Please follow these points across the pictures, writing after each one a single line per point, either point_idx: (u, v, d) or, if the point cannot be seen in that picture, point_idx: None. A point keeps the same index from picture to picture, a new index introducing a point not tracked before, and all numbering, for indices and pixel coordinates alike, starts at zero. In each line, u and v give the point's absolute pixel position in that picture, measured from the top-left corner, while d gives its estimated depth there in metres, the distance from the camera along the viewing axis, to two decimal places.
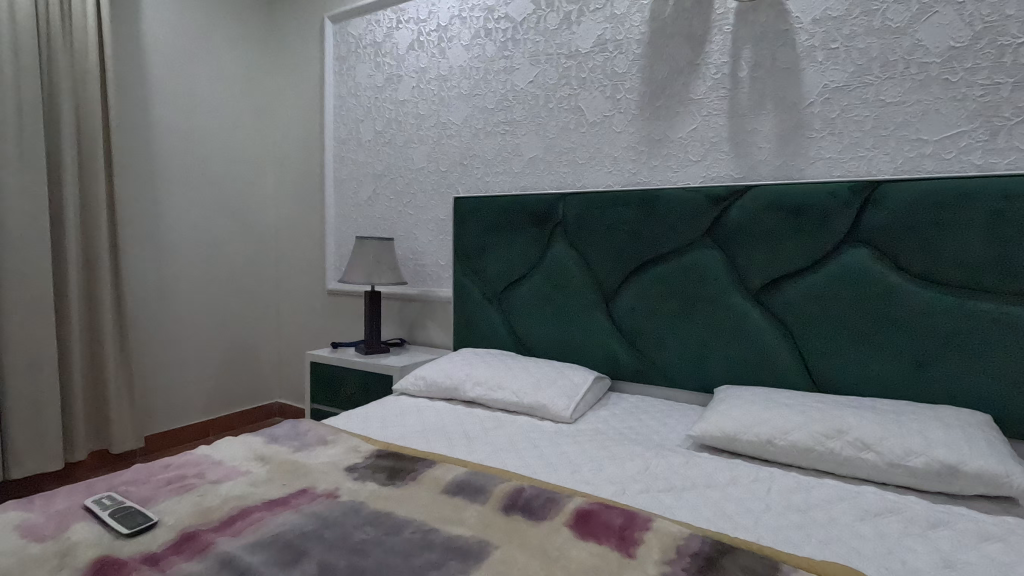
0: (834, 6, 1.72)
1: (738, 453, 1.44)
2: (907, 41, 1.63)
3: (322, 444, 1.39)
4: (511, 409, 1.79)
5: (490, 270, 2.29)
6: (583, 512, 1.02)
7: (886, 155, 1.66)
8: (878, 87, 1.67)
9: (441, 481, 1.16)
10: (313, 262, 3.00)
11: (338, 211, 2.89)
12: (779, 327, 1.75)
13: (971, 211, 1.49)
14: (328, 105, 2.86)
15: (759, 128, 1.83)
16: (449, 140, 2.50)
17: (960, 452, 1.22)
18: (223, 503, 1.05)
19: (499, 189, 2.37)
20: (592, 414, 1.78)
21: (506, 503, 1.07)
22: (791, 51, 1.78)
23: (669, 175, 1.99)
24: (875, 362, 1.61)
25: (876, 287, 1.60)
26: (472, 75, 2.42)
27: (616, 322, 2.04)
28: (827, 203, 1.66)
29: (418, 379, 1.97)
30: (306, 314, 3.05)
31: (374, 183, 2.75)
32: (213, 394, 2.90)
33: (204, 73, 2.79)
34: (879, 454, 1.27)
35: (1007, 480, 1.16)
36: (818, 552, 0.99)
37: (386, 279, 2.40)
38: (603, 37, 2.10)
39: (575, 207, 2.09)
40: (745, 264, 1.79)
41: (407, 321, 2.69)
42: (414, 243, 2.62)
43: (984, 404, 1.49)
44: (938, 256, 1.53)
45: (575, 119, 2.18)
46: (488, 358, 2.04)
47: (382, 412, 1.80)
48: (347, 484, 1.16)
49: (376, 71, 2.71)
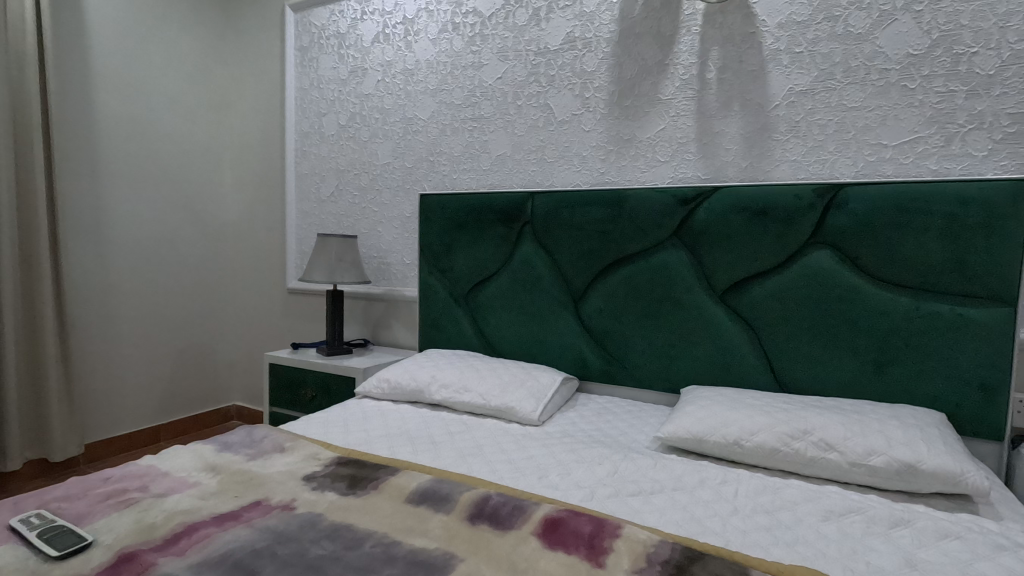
0: (799, 11, 1.74)
1: (705, 454, 1.44)
2: (868, 47, 1.66)
3: (278, 451, 1.32)
4: (478, 412, 1.75)
5: (457, 269, 2.24)
6: (551, 519, 0.99)
7: (848, 159, 1.69)
8: (841, 92, 1.69)
9: (405, 489, 1.11)
10: (273, 261, 2.89)
11: (300, 207, 2.79)
12: (744, 328, 1.76)
13: (928, 214, 1.53)
14: (289, 98, 2.76)
15: (726, 129, 1.85)
16: (415, 135, 2.44)
17: (918, 451, 1.24)
18: (167, 519, 0.97)
19: (466, 187, 2.33)
20: (560, 416, 1.76)
21: (471, 512, 1.03)
22: (757, 54, 1.80)
23: (638, 176, 1.99)
24: (837, 362, 1.64)
25: (839, 288, 1.62)
26: (439, 70, 2.37)
27: (583, 322, 2.02)
28: (792, 205, 1.68)
29: (382, 381, 1.91)
30: (265, 313, 2.94)
31: (338, 178, 2.66)
32: (164, 397, 2.76)
33: (154, 60, 2.65)
34: (842, 454, 1.29)
35: (963, 477, 1.19)
36: (784, 554, 0.99)
37: (349, 277, 2.33)
38: (572, 35, 2.08)
39: (543, 206, 2.06)
40: (712, 265, 1.79)
41: (372, 321, 2.62)
42: (379, 241, 2.55)
43: (939, 403, 1.53)
44: (898, 258, 1.56)
45: (544, 116, 2.15)
46: (455, 359, 1.99)
47: (344, 416, 1.73)
48: (305, 494, 1.10)
49: (339, 64, 2.62)
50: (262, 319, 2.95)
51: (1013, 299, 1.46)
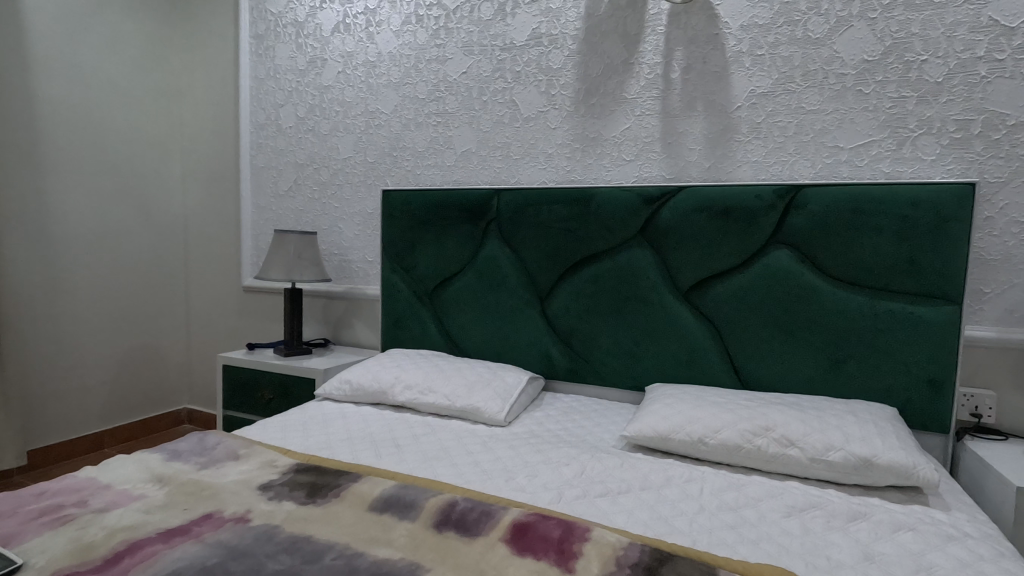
0: (760, 15, 1.77)
1: (670, 452, 1.45)
2: (826, 52, 1.70)
3: (232, 459, 1.26)
4: (443, 413, 1.72)
5: (421, 267, 2.20)
6: (520, 524, 0.98)
7: (806, 161, 1.74)
8: (801, 95, 1.73)
9: (368, 497, 1.07)
10: (227, 257, 2.77)
11: (255, 201, 2.68)
12: (707, 326, 1.79)
13: (883, 216, 1.58)
14: (243, 88, 2.65)
15: (690, 129, 1.86)
16: (378, 129, 2.38)
17: (874, 446, 1.28)
18: (108, 536, 0.91)
19: (430, 183, 2.29)
20: (526, 416, 1.75)
21: (438, 519, 1.00)
22: (720, 56, 1.82)
23: (603, 175, 1.99)
24: (796, 360, 1.68)
25: (798, 287, 1.66)
26: (402, 63, 2.31)
27: (549, 321, 2.01)
28: (753, 205, 1.70)
29: (343, 383, 1.86)
30: (219, 312, 2.82)
31: (296, 173, 2.57)
32: (111, 401, 2.61)
33: (95, 43, 2.48)
34: (802, 450, 1.32)
35: (915, 471, 1.23)
36: (750, 552, 1.00)
37: (308, 275, 2.25)
38: (538, 31, 2.06)
39: (509, 204, 2.03)
40: (676, 264, 1.81)
41: (332, 320, 2.55)
42: (340, 238, 2.48)
43: (892, 398, 1.59)
44: (854, 258, 1.61)
45: (510, 113, 2.13)
46: (419, 359, 1.95)
47: (303, 419, 1.67)
48: (260, 504, 1.05)
49: (297, 53, 2.53)
50: (215, 318, 2.84)
51: (960, 298, 1.52)
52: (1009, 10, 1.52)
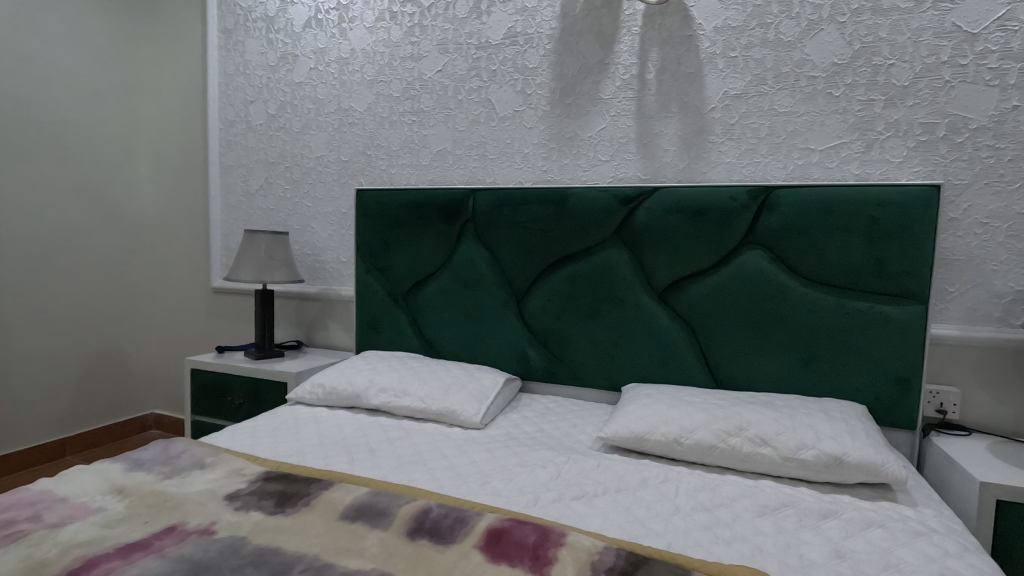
0: (733, 17, 1.78)
1: (646, 453, 1.45)
2: (797, 54, 1.72)
3: (198, 468, 1.22)
4: (418, 417, 1.69)
5: (397, 268, 2.16)
6: (494, 530, 0.96)
7: (779, 162, 1.76)
8: (773, 97, 1.75)
9: (339, 505, 1.05)
10: (195, 257, 2.70)
11: (225, 200, 2.62)
12: (683, 326, 1.80)
13: (853, 218, 1.60)
14: (211, 83, 2.58)
15: (664, 130, 1.87)
16: (351, 127, 2.33)
17: (844, 444, 1.30)
18: (62, 553, 0.87)
19: (405, 182, 2.26)
20: (502, 418, 1.73)
21: (411, 527, 0.98)
22: (694, 57, 1.83)
23: (579, 175, 1.99)
24: (769, 359, 1.70)
25: (771, 287, 1.68)
26: (376, 60, 2.27)
27: (526, 322, 2.00)
28: (727, 206, 1.72)
29: (316, 386, 1.82)
30: (187, 314, 2.75)
31: (267, 171, 2.51)
32: (70, 407, 2.51)
33: (54, 33, 2.39)
34: (775, 448, 1.33)
35: (884, 468, 1.25)
36: (724, 553, 1.00)
37: (279, 277, 2.20)
38: (513, 30, 2.05)
39: (485, 204, 2.01)
40: (652, 265, 1.81)
41: (305, 322, 2.49)
42: (313, 238, 2.43)
43: (861, 396, 1.62)
44: (824, 259, 1.63)
45: (485, 112, 2.11)
46: (394, 361, 1.92)
47: (274, 424, 1.63)
48: (226, 515, 1.01)
49: (268, 49, 2.47)
50: (183, 320, 2.76)
51: (926, 297, 1.56)
52: (972, 17, 1.55)
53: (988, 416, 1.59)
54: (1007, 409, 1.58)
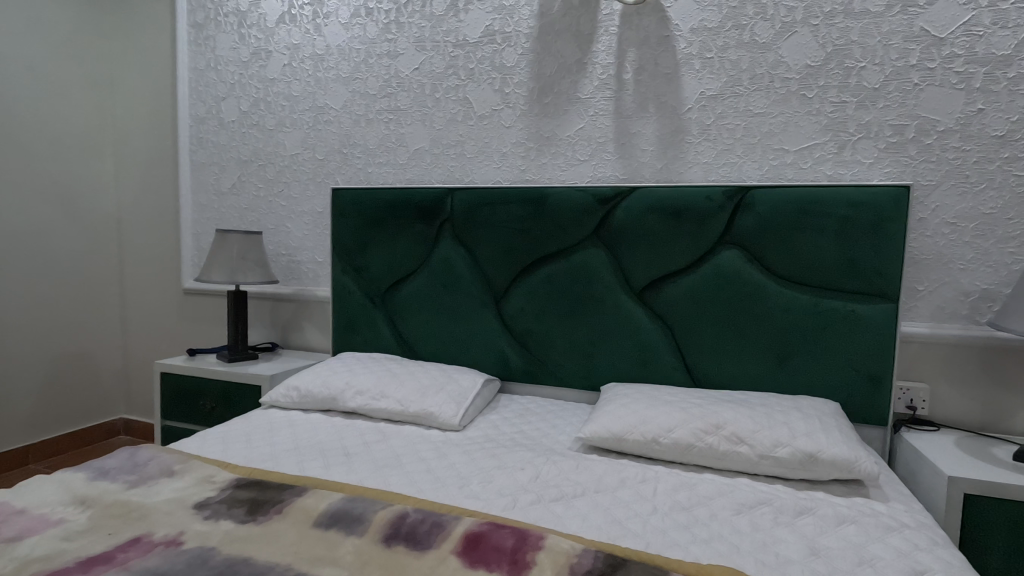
0: (709, 18, 1.79)
1: (625, 453, 1.45)
2: (771, 56, 1.74)
3: (166, 475, 1.18)
4: (395, 419, 1.67)
5: (374, 268, 2.13)
6: (472, 535, 0.95)
7: (754, 163, 1.78)
8: (748, 98, 1.77)
9: (313, 512, 1.02)
10: (165, 258, 2.63)
11: (196, 199, 2.55)
12: (661, 326, 1.80)
13: (826, 218, 1.63)
14: (181, 79, 2.51)
15: (642, 131, 1.88)
16: (327, 125, 2.29)
17: (819, 441, 1.32)
18: (18, 569, 0.83)
19: (382, 182, 2.23)
20: (481, 419, 1.72)
21: (387, 533, 0.96)
22: (671, 58, 1.84)
23: (558, 174, 1.98)
24: (745, 358, 1.72)
25: (747, 287, 1.70)
26: (352, 57, 2.24)
27: (504, 322, 1.99)
28: (703, 206, 1.73)
29: (291, 390, 1.78)
30: (157, 316, 2.68)
31: (240, 169, 2.46)
32: (37, 413, 2.43)
33: (15, 25, 2.29)
34: (751, 446, 1.34)
35: (856, 464, 1.27)
36: (702, 553, 1.01)
37: (253, 277, 2.15)
38: (491, 28, 2.04)
39: (463, 203, 1.99)
40: (631, 264, 1.82)
41: (280, 323, 2.45)
42: (288, 238, 2.39)
43: (835, 393, 1.64)
44: (799, 258, 1.66)
45: (463, 111, 2.09)
46: (371, 363, 1.89)
47: (247, 428, 1.59)
48: (195, 525, 0.98)
49: (240, 44, 2.42)
50: (153, 323, 2.69)
51: (897, 296, 1.59)
52: (939, 21, 1.59)
53: (955, 412, 1.63)
54: (974, 404, 1.62)
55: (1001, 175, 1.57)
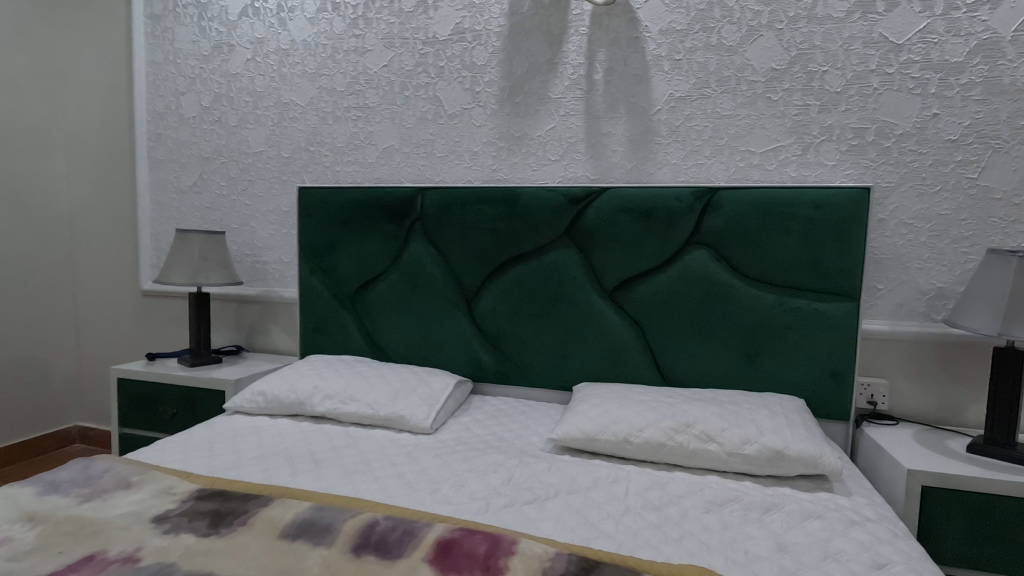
0: (678, 20, 1.81)
1: (597, 453, 1.46)
2: (738, 59, 1.77)
3: (122, 487, 1.13)
4: (365, 423, 1.64)
5: (343, 269, 2.09)
6: (444, 541, 0.93)
7: (722, 164, 1.80)
8: (716, 100, 1.79)
9: (279, 523, 0.99)
10: (122, 258, 2.53)
11: (154, 197, 2.46)
12: (632, 325, 1.82)
13: (790, 219, 1.66)
14: (137, 73, 2.41)
15: (612, 131, 1.89)
16: (292, 122, 2.24)
17: (785, 438, 1.35)
18: None
19: (350, 180, 2.18)
20: (453, 421, 1.70)
21: (356, 543, 0.94)
22: (641, 59, 1.85)
23: (529, 174, 1.97)
24: (714, 356, 1.74)
25: (716, 286, 1.72)
26: (318, 53, 2.18)
27: (476, 322, 1.97)
28: (673, 206, 1.75)
29: (256, 395, 1.73)
30: (114, 319, 2.57)
31: (201, 167, 2.38)
32: None
33: None
34: (721, 444, 1.36)
35: (821, 460, 1.30)
36: (673, 552, 1.01)
37: (215, 279, 2.08)
38: (461, 26, 2.01)
39: (433, 202, 1.97)
40: (602, 264, 1.82)
41: (245, 325, 2.38)
42: (252, 238, 2.32)
43: (799, 390, 1.68)
44: (765, 258, 1.69)
45: (433, 109, 2.06)
46: (340, 366, 1.85)
47: (210, 436, 1.54)
48: (153, 540, 0.94)
49: (200, 37, 2.33)
50: (109, 326, 2.58)
51: (857, 294, 1.63)
52: (897, 28, 1.64)
53: (913, 406, 1.69)
54: (930, 398, 1.68)
55: (954, 177, 1.63)
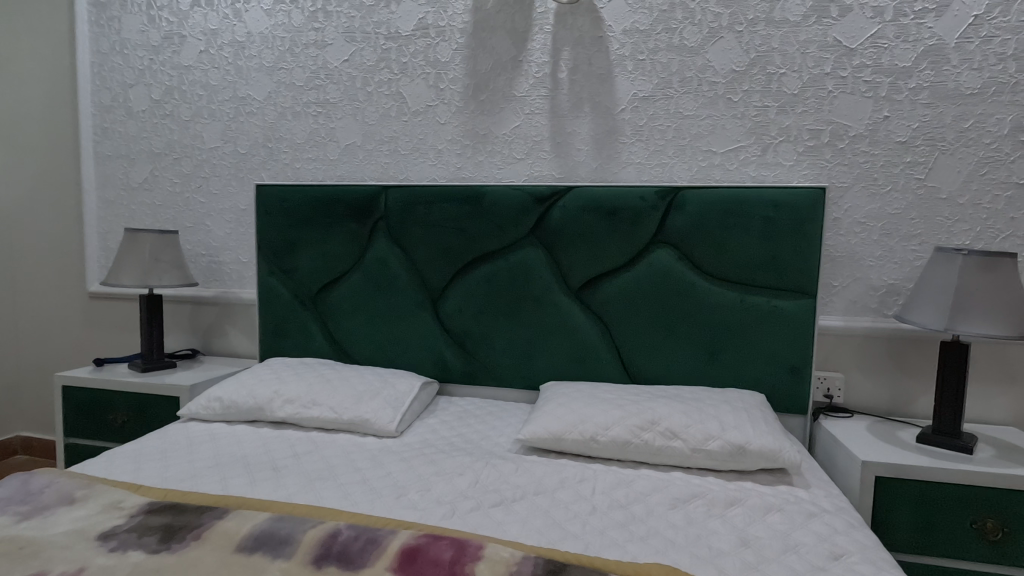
0: (641, 20, 1.82)
1: (564, 452, 1.46)
2: (699, 60, 1.79)
3: (65, 504, 1.06)
4: (328, 428, 1.60)
5: (304, 269, 2.03)
6: (408, 549, 0.91)
7: (684, 164, 1.83)
8: (678, 100, 1.81)
9: (235, 536, 0.95)
10: (66, 259, 2.39)
11: (101, 195, 2.34)
12: (598, 323, 1.83)
13: (750, 218, 1.70)
14: (81, 62, 2.29)
15: (577, 130, 1.89)
16: (249, 117, 2.16)
17: (747, 433, 1.38)
18: None
19: (311, 178, 2.12)
20: (419, 424, 1.68)
21: (317, 554, 0.91)
22: (605, 58, 1.85)
23: (494, 172, 1.96)
24: (678, 354, 1.77)
25: (679, 284, 1.75)
26: (275, 46, 2.11)
27: (442, 323, 1.95)
28: (637, 205, 1.76)
29: (213, 400, 1.66)
30: (56, 322, 2.44)
31: (152, 163, 2.27)
32: None
33: None
34: (684, 441, 1.38)
35: (781, 454, 1.33)
36: (639, 551, 1.02)
37: (167, 280, 1.99)
38: (424, 21, 1.98)
39: (397, 201, 1.93)
40: (568, 263, 1.82)
41: (201, 328, 2.29)
42: (207, 237, 2.23)
43: (760, 385, 1.72)
44: (726, 257, 1.72)
45: (396, 106, 2.02)
46: (302, 369, 1.80)
47: (162, 445, 1.47)
48: (98, 559, 0.89)
49: (149, 27, 2.23)
50: (51, 330, 2.45)
51: (814, 291, 1.68)
52: (850, 33, 1.69)
53: (866, 399, 1.76)
54: (882, 391, 1.75)
55: (903, 178, 1.69)
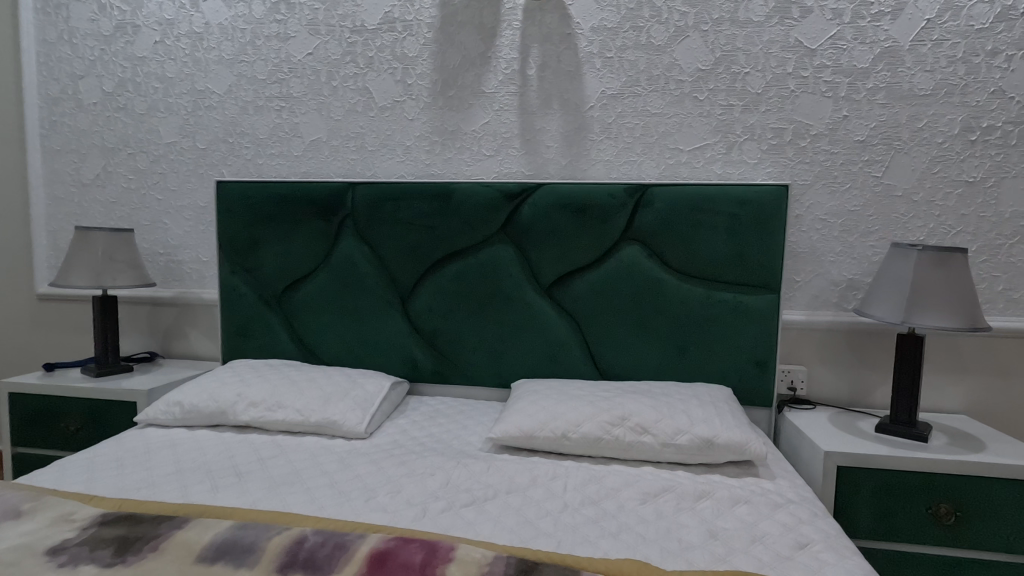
0: (609, 18, 1.83)
1: (536, 450, 1.46)
2: (666, 58, 1.81)
3: (10, 518, 1.01)
4: (295, 431, 1.56)
5: (268, 268, 1.98)
6: (377, 553, 0.90)
7: (653, 161, 1.84)
8: (646, 98, 1.83)
9: (195, 546, 0.91)
10: (12, 259, 2.27)
11: (50, 192, 2.23)
12: (568, 320, 1.83)
13: (717, 215, 1.72)
14: (26, 53, 2.17)
15: (547, 127, 1.88)
16: (208, 111, 2.09)
17: (714, 427, 1.40)
18: None
19: (274, 174, 2.06)
20: (388, 424, 1.65)
21: (282, 562, 0.88)
22: (573, 55, 1.85)
23: (464, 169, 1.94)
24: (648, 349, 1.78)
25: (648, 281, 1.76)
26: (236, 37, 2.05)
27: (412, 321, 1.92)
28: (607, 202, 1.77)
29: (172, 405, 1.60)
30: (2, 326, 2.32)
31: (104, 158, 2.18)
32: None
33: None
34: (654, 436, 1.39)
35: (747, 446, 1.36)
36: (611, 546, 1.02)
37: (122, 281, 1.90)
38: (390, 15, 1.94)
39: (365, 198, 1.89)
40: (538, 260, 1.82)
41: (160, 330, 2.20)
42: (165, 235, 2.15)
43: (728, 379, 1.75)
44: (694, 253, 1.74)
45: (363, 100, 1.98)
46: (267, 370, 1.75)
47: (119, 452, 1.41)
48: None
49: (100, 15, 2.13)
50: None
51: (778, 287, 1.72)
52: (811, 34, 1.73)
53: (828, 390, 1.81)
54: (843, 382, 1.80)
55: (861, 176, 1.74)
